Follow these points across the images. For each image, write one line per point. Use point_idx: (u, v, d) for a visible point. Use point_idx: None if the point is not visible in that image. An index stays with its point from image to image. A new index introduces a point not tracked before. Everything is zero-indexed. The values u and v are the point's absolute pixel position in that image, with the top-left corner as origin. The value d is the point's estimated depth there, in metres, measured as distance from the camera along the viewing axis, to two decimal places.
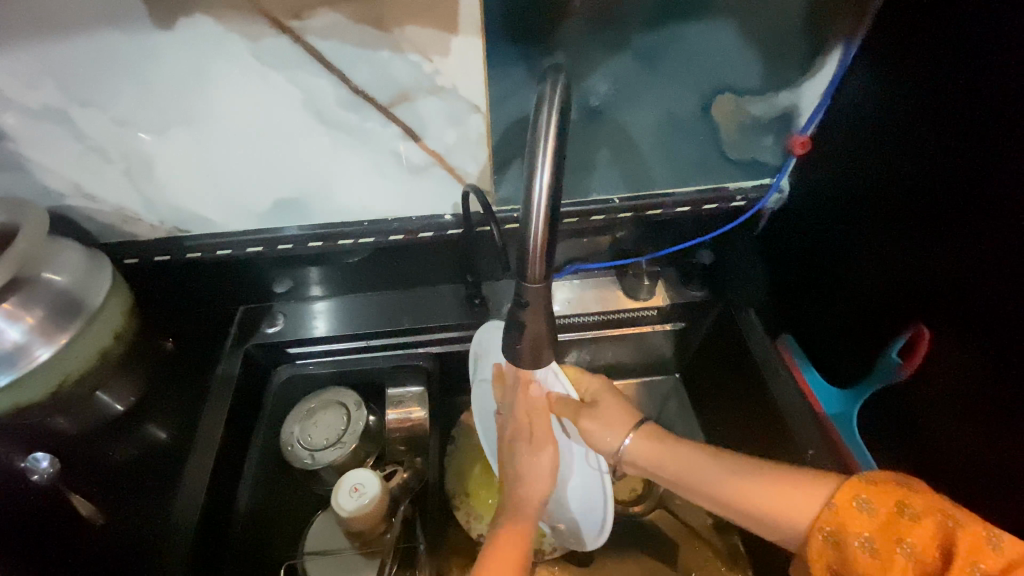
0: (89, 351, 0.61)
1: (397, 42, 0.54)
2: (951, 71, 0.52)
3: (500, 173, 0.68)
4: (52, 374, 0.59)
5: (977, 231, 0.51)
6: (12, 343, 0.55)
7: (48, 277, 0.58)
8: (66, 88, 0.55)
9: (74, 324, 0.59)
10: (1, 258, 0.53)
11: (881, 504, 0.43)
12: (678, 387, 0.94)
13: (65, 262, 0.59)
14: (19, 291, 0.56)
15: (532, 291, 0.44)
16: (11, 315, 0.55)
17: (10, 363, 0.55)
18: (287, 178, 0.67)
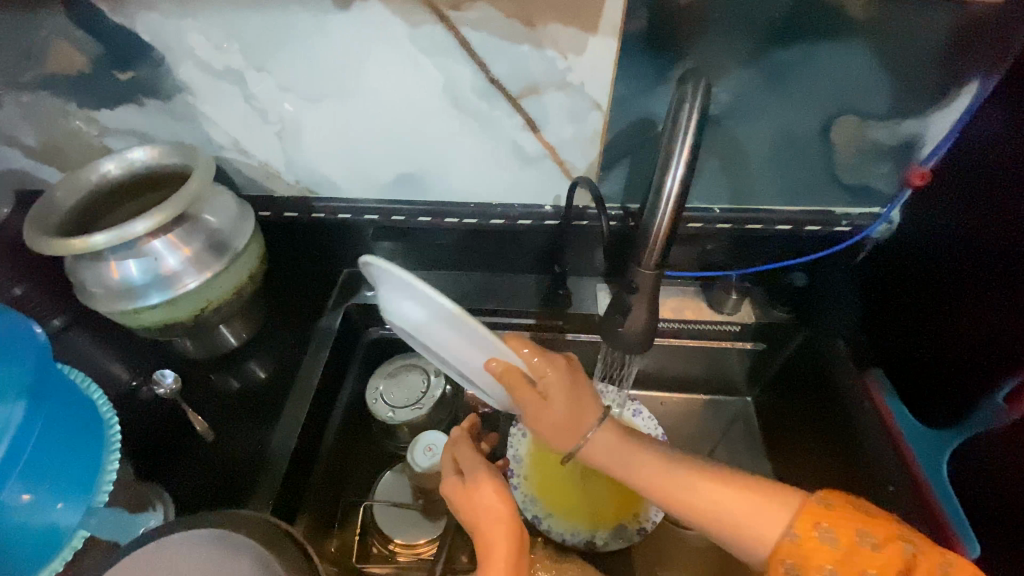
0: (227, 286, 0.70)
1: (539, 38, 0.59)
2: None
3: (607, 171, 0.71)
4: (197, 298, 0.67)
5: None
6: (171, 269, 0.64)
7: (207, 218, 0.66)
8: (248, 54, 0.63)
9: (220, 260, 0.67)
10: (175, 195, 0.61)
11: (842, 536, 0.44)
12: (746, 410, 0.93)
13: (219, 207, 0.68)
14: (183, 225, 0.64)
15: (645, 278, 0.47)
16: (173, 245, 0.64)
17: (166, 284, 0.64)
18: (412, 155, 0.73)
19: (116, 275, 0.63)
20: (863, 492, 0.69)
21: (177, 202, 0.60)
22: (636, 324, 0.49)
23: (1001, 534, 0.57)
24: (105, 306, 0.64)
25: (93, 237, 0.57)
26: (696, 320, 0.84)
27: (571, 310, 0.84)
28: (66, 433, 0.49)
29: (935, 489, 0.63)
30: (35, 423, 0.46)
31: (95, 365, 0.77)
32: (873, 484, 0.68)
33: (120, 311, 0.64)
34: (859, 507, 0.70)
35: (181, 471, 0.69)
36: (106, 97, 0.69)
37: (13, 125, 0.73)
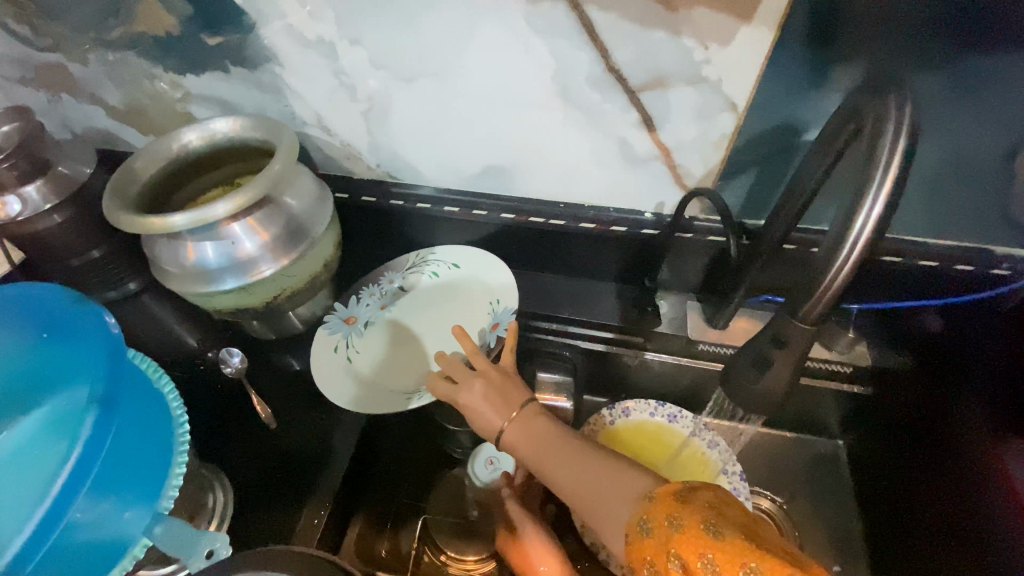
0: (298, 277, 0.66)
1: (679, 24, 0.50)
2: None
3: (727, 181, 0.62)
4: (272, 285, 0.64)
5: None
6: (247, 254, 0.60)
7: (287, 201, 0.62)
8: (343, 25, 0.57)
9: (297, 248, 0.63)
10: (257, 176, 0.57)
11: (691, 521, 0.41)
12: (836, 454, 0.85)
13: (299, 189, 0.64)
14: (264, 208, 0.60)
15: (801, 333, 0.39)
16: (250, 228, 0.60)
17: (242, 270, 0.60)
18: (506, 146, 0.66)
19: (194, 256, 0.60)
20: None
21: (255, 184, 0.56)
22: (773, 383, 0.41)
23: None
24: (181, 287, 0.61)
25: (173, 217, 0.54)
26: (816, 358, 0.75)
27: (657, 328, 0.76)
28: (132, 446, 0.41)
29: None
30: (103, 437, 0.38)
31: (166, 335, 0.76)
32: None
33: (201, 293, 0.61)
34: None
35: (242, 457, 0.67)
36: (192, 61, 0.65)
37: (99, 84, 0.71)
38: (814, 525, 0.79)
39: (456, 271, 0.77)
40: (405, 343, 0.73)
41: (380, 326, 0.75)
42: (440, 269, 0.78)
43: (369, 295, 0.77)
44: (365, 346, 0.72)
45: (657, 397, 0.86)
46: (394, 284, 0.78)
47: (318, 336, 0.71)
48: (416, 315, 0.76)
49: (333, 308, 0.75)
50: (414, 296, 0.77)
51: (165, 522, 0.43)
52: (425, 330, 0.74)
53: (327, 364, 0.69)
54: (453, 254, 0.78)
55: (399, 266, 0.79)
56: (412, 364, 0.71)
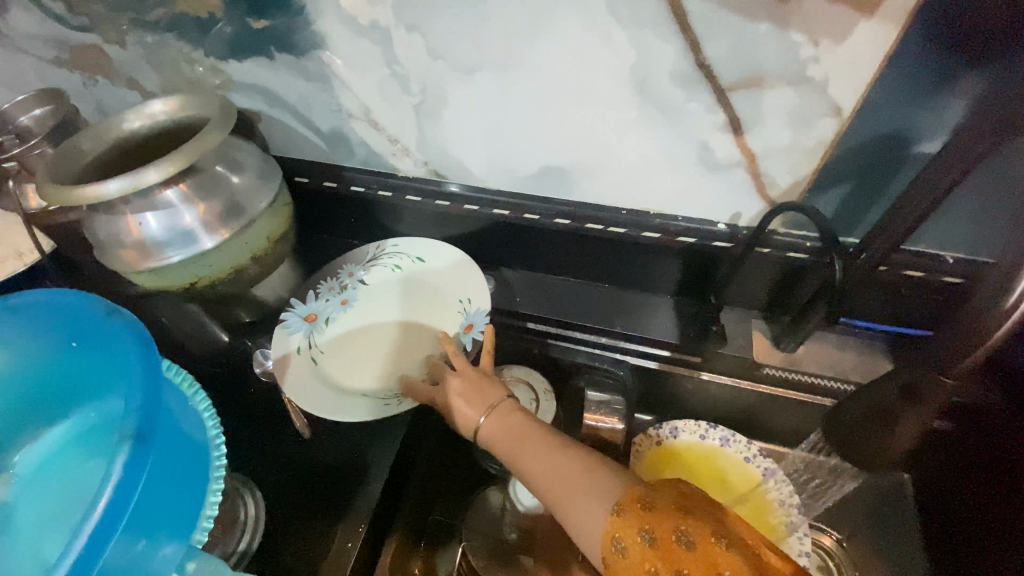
0: (228, 262, 0.62)
1: (788, 15, 0.44)
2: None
3: (817, 193, 0.56)
4: (207, 265, 0.61)
5: None
6: (186, 226, 0.57)
7: (222, 172, 0.60)
8: (401, 9, 0.52)
9: (237, 222, 0.60)
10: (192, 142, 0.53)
11: (661, 533, 0.36)
12: (904, 490, 0.78)
13: (240, 163, 0.62)
14: (198, 177, 0.58)
15: (939, 386, 0.34)
16: (188, 199, 0.57)
17: (182, 244, 0.58)
18: (568, 147, 0.60)
19: (134, 234, 0.57)
20: None
21: (189, 150, 0.52)
22: None
23: None
24: (117, 264, 0.58)
25: (106, 184, 0.49)
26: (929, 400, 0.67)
27: (721, 348, 0.70)
28: (164, 483, 0.37)
29: None
30: (138, 476, 0.34)
31: (198, 333, 0.73)
32: None
33: (130, 270, 0.59)
34: None
35: (275, 468, 0.64)
36: (235, 46, 0.61)
37: (137, 68, 0.67)
38: (879, 566, 0.73)
39: (421, 264, 0.75)
40: (366, 340, 0.71)
41: (345, 323, 0.72)
42: (403, 262, 0.76)
43: (327, 291, 0.74)
44: (332, 347, 0.70)
45: (708, 419, 0.80)
46: (354, 278, 0.76)
47: (277, 338, 0.69)
48: (374, 310, 0.74)
49: (291, 305, 0.72)
50: (373, 290, 0.75)
51: (199, 557, 0.40)
52: (387, 326, 0.72)
53: (297, 373, 0.66)
54: (416, 246, 0.76)
55: (359, 259, 0.77)
56: (376, 364, 0.69)
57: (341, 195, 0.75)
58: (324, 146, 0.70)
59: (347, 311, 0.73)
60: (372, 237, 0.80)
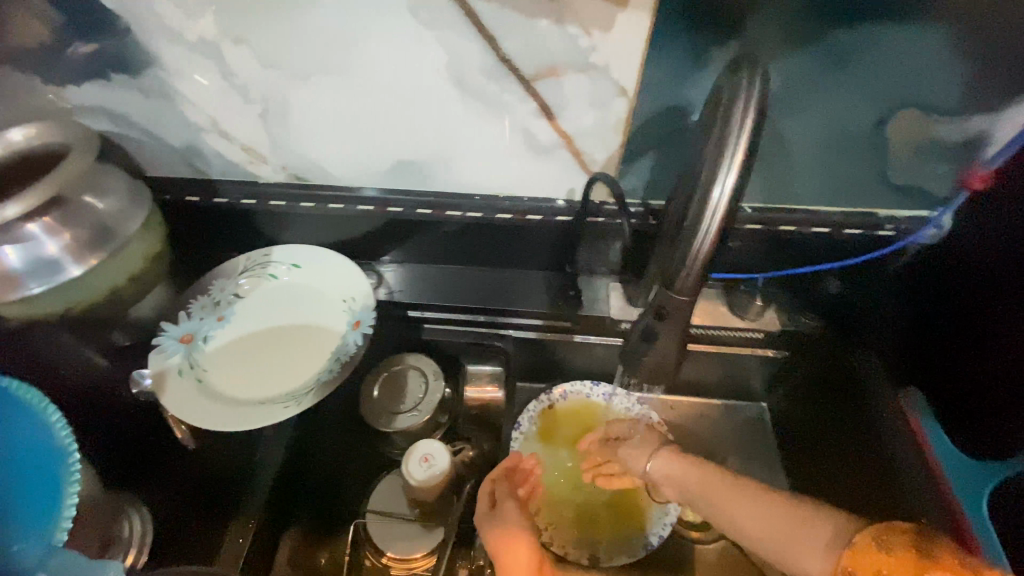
0: (103, 285, 0.63)
1: (561, 11, 0.51)
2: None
3: (629, 164, 0.64)
4: (79, 291, 0.61)
5: None
6: (50, 256, 0.57)
7: (89, 200, 0.60)
8: (224, 24, 0.55)
9: (106, 248, 0.61)
10: (48, 177, 0.55)
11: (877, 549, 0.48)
12: (761, 416, 0.89)
13: (109, 186, 0.62)
14: (63, 206, 0.58)
15: (678, 305, 0.41)
16: (51, 229, 0.57)
17: (46, 275, 0.58)
18: (412, 142, 0.65)
19: None
20: (889, 515, 0.66)
21: (53, 181, 0.55)
22: (665, 352, 0.43)
23: None
24: None
25: None
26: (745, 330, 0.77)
27: (583, 312, 0.78)
28: None
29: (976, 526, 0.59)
30: None
31: None
32: (900, 519, 0.65)
33: None
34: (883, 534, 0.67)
35: (164, 482, 0.65)
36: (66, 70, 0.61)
37: None
38: None
39: (296, 271, 0.79)
40: (248, 351, 0.73)
41: (224, 338, 0.74)
42: (279, 270, 0.79)
43: (199, 309, 0.76)
44: (214, 363, 0.72)
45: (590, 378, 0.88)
46: (227, 292, 0.77)
47: (152, 363, 0.69)
48: (254, 321, 0.76)
49: (163, 329, 0.73)
50: (251, 302, 0.77)
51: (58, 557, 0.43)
52: (267, 334, 0.75)
53: (179, 393, 0.67)
54: (290, 254, 0.79)
55: (231, 272, 0.79)
56: (261, 372, 0.72)
57: (207, 209, 0.76)
58: (181, 162, 0.71)
59: (225, 326, 0.75)
60: (248, 247, 0.82)
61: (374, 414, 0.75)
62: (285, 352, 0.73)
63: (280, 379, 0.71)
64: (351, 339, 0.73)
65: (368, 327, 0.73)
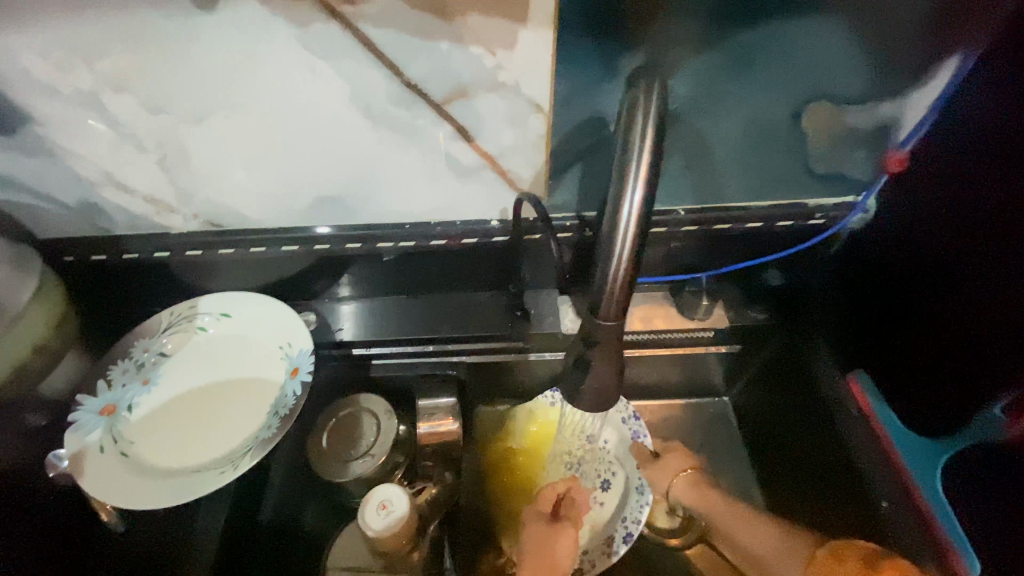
0: (5, 361, 0.60)
1: (459, 33, 0.49)
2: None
3: (556, 180, 0.63)
4: None
5: None
6: None
7: None
8: (102, 73, 0.51)
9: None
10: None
11: None
12: (725, 412, 0.88)
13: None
14: None
15: (607, 329, 0.39)
16: None
17: None
18: (330, 176, 0.62)
19: None
20: (857, 504, 0.66)
21: None
22: (601, 378, 0.41)
23: (1007, 548, 0.53)
24: None
25: None
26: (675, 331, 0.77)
27: (533, 330, 0.76)
28: None
29: (939, 513, 0.58)
30: None
31: None
32: (864, 506, 0.65)
33: None
34: (849, 523, 0.67)
35: None
36: None
37: None
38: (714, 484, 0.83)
39: (225, 322, 0.73)
40: (180, 416, 0.68)
41: (151, 405, 0.68)
42: (207, 322, 0.73)
43: (120, 374, 0.69)
44: (140, 434, 0.66)
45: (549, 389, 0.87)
46: (151, 352, 0.71)
47: (68, 442, 0.63)
48: (182, 381, 0.70)
49: (79, 403, 0.66)
50: (178, 361, 0.71)
51: None
52: (197, 394, 0.69)
53: (100, 472, 0.61)
54: (217, 303, 0.73)
55: (153, 331, 0.72)
56: (194, 437, 0.66)
57: (117, 266, 0.70)
58: (80, 219, 0.66)
59: (151, 391, 0.69)
60: (170, 301, 0.76)
61: (324, 464, 0.70)
62: (219, 411, 0.68)
63: (215, 442, 0.66)
64: (288, 388, 0.68)
65: (306, 372, 0.68)
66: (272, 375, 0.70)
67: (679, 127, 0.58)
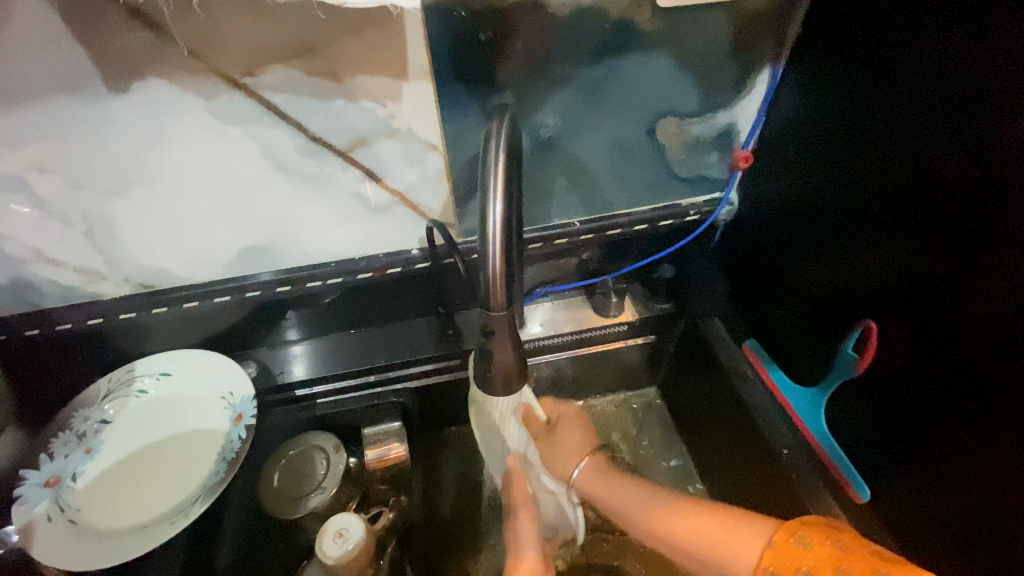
0: None
1: (350, 91, 0.57)
2: (867, 68, 0.56)
3: (462, 207, 0.71)
4: None
5: (890, 231, 0.56)
6: None
7: None
8: (22, 156, 0.56)
9: None
10: None
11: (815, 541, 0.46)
12: (655, 400, 0.97)
13: None
14: None
15: (497, 318, 0.46)
16: None
17: None
18: (255, 227, 0.68)
19: None
20: (763, 458, 0.72)
21: None
22: (503, 362, 0.48)
23: (876, 467, 0.61)
24: None
25: None
26: (588, 330, 0.84)
27: (464, 346, 0.82)
28: None
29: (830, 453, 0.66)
30: None
31: None
32: (767, 458, 0.71)
33: None
34: (759, 477, 0.73)
35: None
36: None
37: None
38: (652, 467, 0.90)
39: (166, 381, 0.75)
40: (126, 478, 0.69)
41: (96, 472, 0.69)
42: (148, 383, 0.75)
43: (62, 446, 0.70)
44: (87, 501, 0.66)
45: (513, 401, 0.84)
46: (92, 421, 0.72)
47: (13, 518, 0.63)
48: (126, 444, 0.71)
49: (23, 477, 0.66)
50: (123, 426, 0.72)
51: None
52: (143, 455, 0.71)
53: (48, 541, 0.61)
54: (157, 363, 0.76)
55: (93, 399, 0.73)
56: (143, 495, 0.67)
57: (51, 339, 0.72)
58: (8, 298, 0.68)
59: (95, 458, 0.70)
60: (108, 368, 0.78)
61: (277, 504, 0.72)
62: (167, 466, 0.70)
63: (165, 495, 0.67)
64: (236, 431, 0.70)
65: (250, 415, 0.71)
66: (219, 423, 0.72)
67: (556, 149, 0.69)
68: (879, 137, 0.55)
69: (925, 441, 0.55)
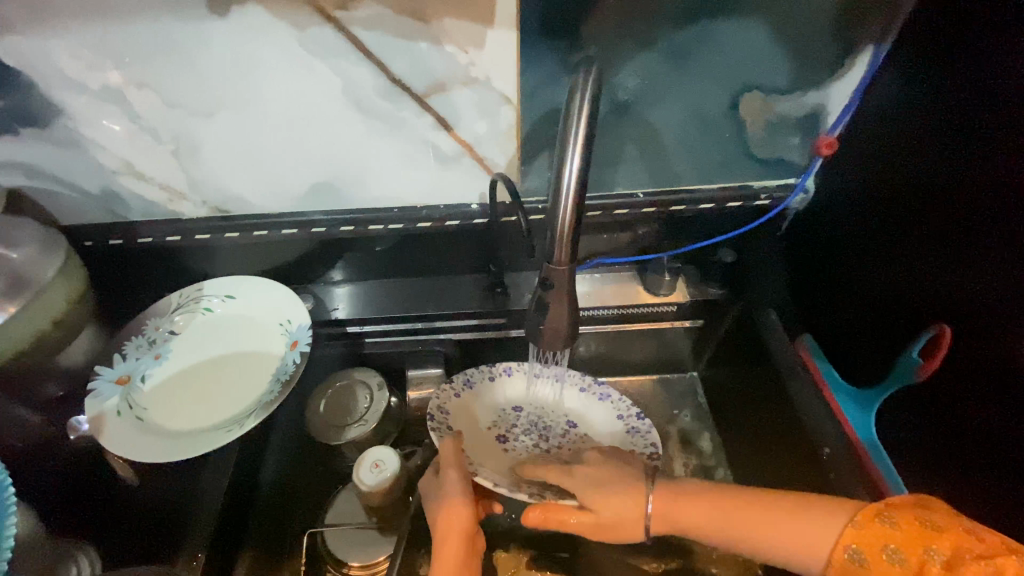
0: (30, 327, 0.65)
1: (435, 33, 0.58)
2: (982, 55, 0.51)
3: (528, 166, 0.71)
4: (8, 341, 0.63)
5: (977, 233, 0.52)
6: None
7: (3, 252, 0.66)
8: (126, 69, 0.59)
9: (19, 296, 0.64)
10: None
11: (910, 554, 0.42)
12: (693, 384, 0.93)
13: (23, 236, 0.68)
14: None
15: (558, 273, 0.46)
16: None
17: None
18: (324, 164, 0.70)
19: None
20: (801, 452, 0.69)
21: None
22: (557, 318, 0.48)
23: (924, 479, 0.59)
24: None
25: None
26: (635, 305, 0.83)
27: (511, 306, 0.83)
28: None
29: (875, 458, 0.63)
30: None
31: None
32: (807, 451, 0.68)
33: None
34: (791, 467, 0.72)
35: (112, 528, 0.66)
36: None
37: None
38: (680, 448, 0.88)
39: (230, 302, 0.80)
40: (187, 386, 0.74)
41: (161, 377, 0.74)
42: (214, 303, 0.80)
43: (134, 349, 0.76)
44: (152, 402, 0.72)
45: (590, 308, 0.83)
46: (161, 331, 0.78)
47: (88, 407, 0.69)
48: (189, 356, 0.76)
49: (98, 373, 0.72)
50: (188, 338, 0.78)
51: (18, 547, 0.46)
52: (204, 367, 0.76)
53: (116, 432, 0.67)
54: (224, 286, 0.80)
55: (164, 310, 0.79)
56: (201, 404, 0.72)
57: (133, 250, 0.77)
58: (100, 207, 0.73)
59: (162, 364, 0.75)
60: (180, 285, 0.83)
61: (322, 429, 0.76)
62: (224, 380, 0.75)
63: (220, 406, 0.72)
64: (290, 357, 0.74)
65: (304, 342, 0.75)
66: (274, 347, 0.77)
67: (631, 114, 0.67)
68: (981, 132, 0.52)
69: (983, 462, 0.52)
